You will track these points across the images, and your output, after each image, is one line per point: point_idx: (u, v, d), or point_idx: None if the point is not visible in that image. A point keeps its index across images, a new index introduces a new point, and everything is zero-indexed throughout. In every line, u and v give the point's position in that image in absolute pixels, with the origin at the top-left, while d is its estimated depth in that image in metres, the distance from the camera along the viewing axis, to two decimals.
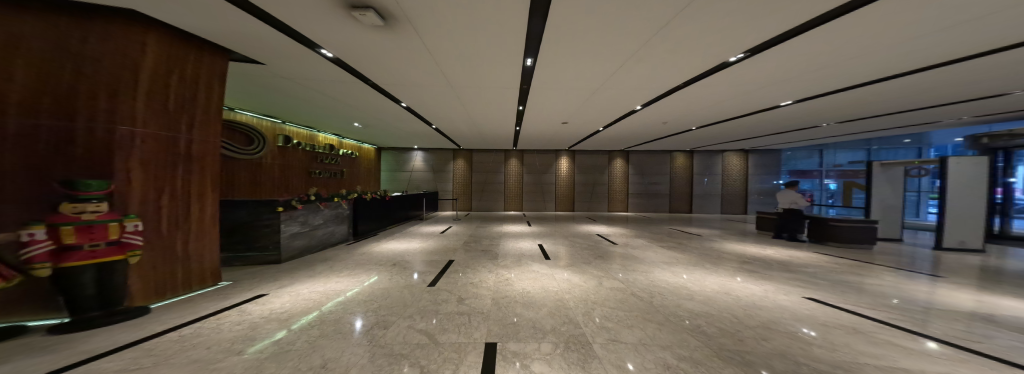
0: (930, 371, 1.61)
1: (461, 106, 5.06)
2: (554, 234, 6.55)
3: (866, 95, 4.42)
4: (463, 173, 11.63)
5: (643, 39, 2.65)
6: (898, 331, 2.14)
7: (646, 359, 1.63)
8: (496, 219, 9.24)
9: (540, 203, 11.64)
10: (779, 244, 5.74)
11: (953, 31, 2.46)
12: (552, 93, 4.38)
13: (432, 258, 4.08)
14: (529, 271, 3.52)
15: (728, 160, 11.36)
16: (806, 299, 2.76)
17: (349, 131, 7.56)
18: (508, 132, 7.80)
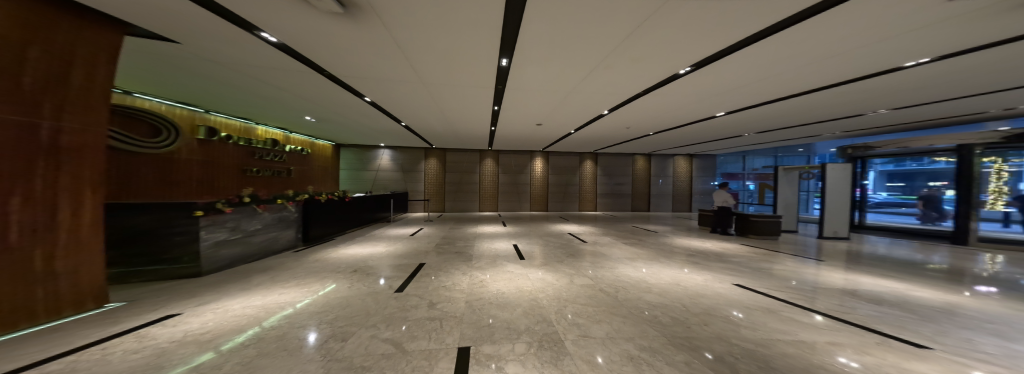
0: (821, 341, 1.93)
1: (434, 104, 4.93)
2: (528, 233, 6.62)
3: (786, 110, 5.13)
4: (435, 172, 11.28)
5: (608, 47, 2.81)
6: (796, 308, 2.52)
7: (612, 352, 1.71)
8: (467, 220, 9.10)
9: (514, 204, 11.72)
10: (714, 237, 6.43)
11: (845, 56, 2.97)
12: (525, 94, 4.44)
13: (401, 262, 3.89)
14: (503, 272, 3.52)
15: (684, 163, 12.44)
16: (735, 286, 3.11)
17: (300, 125, 6.93)
18: (482, 132, 7.73)
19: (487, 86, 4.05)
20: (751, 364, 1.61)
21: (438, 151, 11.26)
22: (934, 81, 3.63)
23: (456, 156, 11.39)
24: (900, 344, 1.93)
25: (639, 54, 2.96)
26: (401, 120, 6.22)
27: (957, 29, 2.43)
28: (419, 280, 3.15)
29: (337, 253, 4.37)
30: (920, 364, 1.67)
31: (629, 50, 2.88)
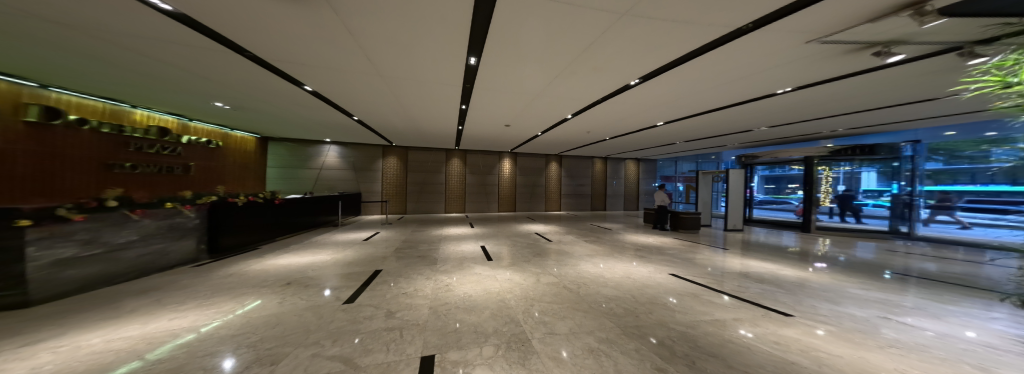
0: (731, 317, 2.30)
1: (394, 99, 4.64)
2: (495, 234, 6.61)
3: (708, 122, 5.96)
4: (396, 172, 10.61)
5: (571, 55, 2.95)
6: (710, 291, 2.95)
7: (575, 346, 1.79)
8: (429, 221, 8.73)
9: (481, 205, 11.60)
10: (656, 233, 7.18)
11: (752, 79, 3.57)
12: (492, 95, 4.44)
13: (354, 270, 3.56)
14: (471, 274, 3.46)
15: (636, 167, 13.67)
16: (670, 275, 3.50)
17: (212, 113, 5.88)
18: (449, 131, 7.50)
19: (453, 84, 3.96)
20: (686, 346, 1.82)
21: (398, 149, 10.61)
22: (803, 104, 4.54)
23: (418, 155, 10.85)
24: (785, 316, 2.35)
25: (596, 64, 3.17)
26: (353, 114, 5.72)
27: (823, 65, 3.10)
28: (373, 288, 2.91)
29: (262, 264, 3.79)
30: (799, 332, 2.07)
31: (587, 59, 3.05)
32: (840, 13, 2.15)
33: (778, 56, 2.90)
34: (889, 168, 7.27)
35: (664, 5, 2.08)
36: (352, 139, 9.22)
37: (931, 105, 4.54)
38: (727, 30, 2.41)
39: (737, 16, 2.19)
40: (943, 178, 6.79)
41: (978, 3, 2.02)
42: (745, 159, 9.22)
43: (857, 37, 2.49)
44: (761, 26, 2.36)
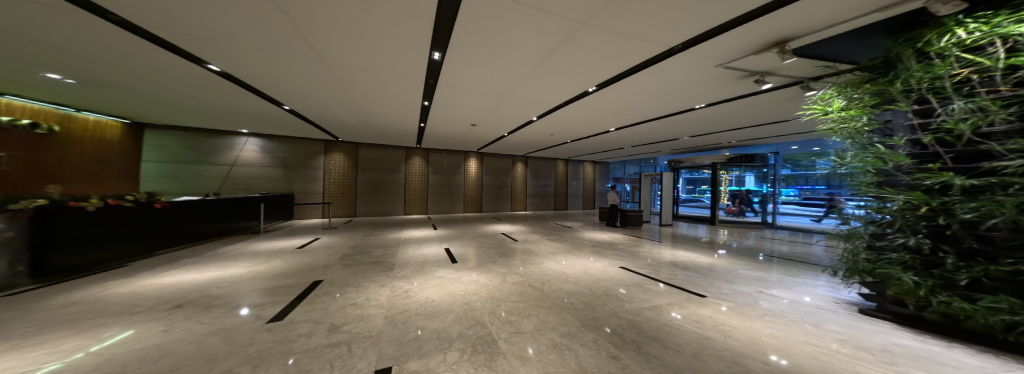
0: (665, 302, 2.65)
1: (342, 90, 4.18)
2: (461, 236, 6.40)
3: (648, 130, 6.70)
4: (344, 170, 9.57)
5: (537, 59, 3.04)
6: (649, 280, 3.33)
7: (540, 343, 1.84)
8: (383, 224, 8.06)
9: (442, 206, 11.16)
10: (607, 229, 7.83)
11: (680, 95, 4.14)
12: (455, 93, 4.31)
13: (282, 283, 3.07)
14: (433, 278, 3.29)
15: (592, 169, 14.67)
16: (620, 268, 3.85)
17: (58, 88, 4.46)
18: (411, 128, 7.04)
19: (414, 79, 3.74)
20: (634, 332, 2.02)
21: (346, 145, 9.58)
22: (714, 118, 5.41)
23: (368, 152, 9.92)
24: (703, 297, 2.78)
25: (560, 69, 3.32)
26: (284, 103, 4.98)
27: (733, 87, 3.76)
28: (309, 302, 2.55)
29: (152, 284, 3.03)
30: (711, 310, 2.46)
31: (553, 64, 3.18)
32: (741, 44, 2.65)
33: (700, 75, 3.41)
34: (761, 172, 9.23)
35: (619, 19, 2.28)
36: (284, 132, 7.99)
37: (795, 124, 5.82)
38: (662, 49, 2.77)
39: (669, 36, 2.53)
40: (793, 180, 8.85)
41: (819, 47, 2.71)
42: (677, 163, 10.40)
43: (752, 66, 3.11)
44: (688, 49, 2.76)
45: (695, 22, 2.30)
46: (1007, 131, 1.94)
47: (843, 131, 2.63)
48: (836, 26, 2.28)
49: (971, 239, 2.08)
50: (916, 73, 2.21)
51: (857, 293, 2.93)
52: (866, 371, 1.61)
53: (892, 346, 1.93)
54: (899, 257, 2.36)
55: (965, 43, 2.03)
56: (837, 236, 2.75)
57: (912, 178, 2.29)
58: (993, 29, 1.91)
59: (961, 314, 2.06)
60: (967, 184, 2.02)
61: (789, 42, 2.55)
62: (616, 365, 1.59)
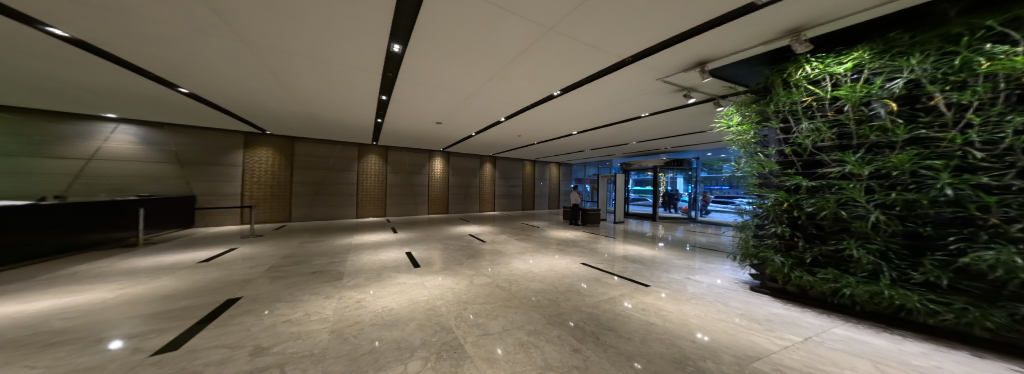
0: (619, 293, 2.91)
1: (270, 76, 3.57)
2: (425, 238, 6.04)
3: (602, 134, 7.28)
4: (274, 168, 8.23)
5: (504, 59, 3.05)
6: (604, 274, 3.62)
7: (508, 343, 1.84)
8: (326, 229, 7.12)
9: (399, 208, 10.39)
10: (567, 227, 8.24)
11: (627, 103, 4.61)
12: (416, 89, 4.07)
13: (177, 306, 2.46)
14: (392, 285, 3.05)
15: (557, 170, 15.21)
16: (581, 264, 4.09)
17: None
18: (366, 124, 6.40)
19: (369, 71, 3.41)
20: (593, 324, 2.16)
21: (278, 140, 8.24)
22: (655, 126, 6.12)
23: (306, 148, 8.68)
24: (646, 287, 3.13)
25: (527, 71, 3.38)
26: (179, 85, 4.05)
27: (668, 100, 4.33)
28: (220, 324, 2.09)
29: None
30: (653, 297, 2.80)
31: (519, 66, 3.24)
32: (675, 62, 3.08)
33: (645, 87, 3.85)
34: (689, 174, 10.76)
35: (580, 29, 2.43)
36: (184, 121, 6.47)
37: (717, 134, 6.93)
38: (615, 60, 3.05)
39: (621, 48, 2.79)
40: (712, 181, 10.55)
41: (728, 69, 3.31)
42: (627, 166, 11.45)
43: (683, 82, 3.65)
44: (637, 62, 3.09)
45: (643, 38, 2.58)
46: (831, 146, 2.64)
47: (739, 142, 3.32)
48: (737, 54, 2.83)
49: (811, 226, 2.76)
50: (781, 98, 2.88)
51: (748, 273, 3.65)
52: (756, 338, 2.01)
53: (772, 315, 2.45)
54: (772, 241, 3.00)
55: (809, 77, 2.73)
56: (739, 226, 3.37)
57: (779, 181, 2.92)
58: (826, 67, 2.62)
59: (808, 285, 2.71)
60: (808, 184, 2.71)
61: (706, 63, 3.07)
62: (579, 357, 1.68)
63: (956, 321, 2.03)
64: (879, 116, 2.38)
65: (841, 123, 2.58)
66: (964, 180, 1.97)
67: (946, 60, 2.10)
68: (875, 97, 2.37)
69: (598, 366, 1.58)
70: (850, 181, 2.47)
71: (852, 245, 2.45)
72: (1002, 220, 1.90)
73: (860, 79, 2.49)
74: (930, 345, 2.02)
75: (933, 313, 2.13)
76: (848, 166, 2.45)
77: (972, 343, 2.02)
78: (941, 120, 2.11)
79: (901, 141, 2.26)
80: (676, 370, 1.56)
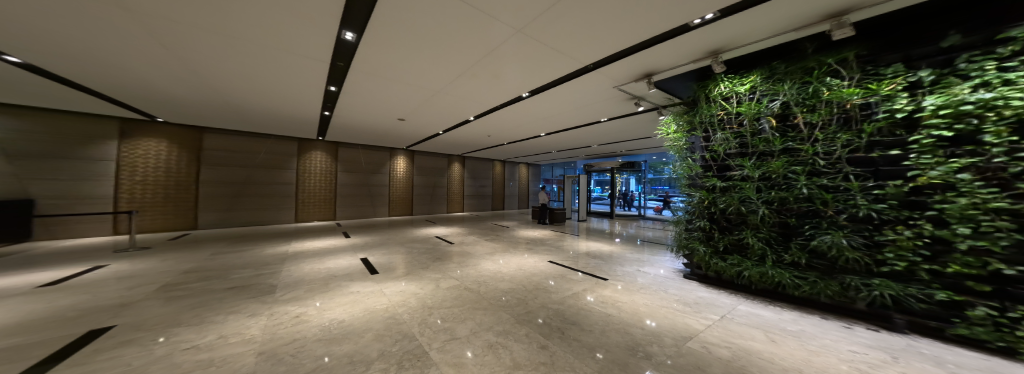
0: (583, 288, 3.08)
1: (167, 51, 2.87)
2: (384, 242, 5.53)
3: (565, 136, 7.62)
4: (174, 165, 6.65)
5: (474, 58, 3.01)
6: (567, 270, 3.80)
7: (476, 345, 1.80)
8: (248, 237, 5.98)
9: (349, 210, 9.33)
10: (534, 227, 8.38)
11: (586, 108, 4.93)
12: (371, 82, 3.73)
13: (7, 345, 1.81)
14: (343, 295, 2.72)
15: (527, 170, 15.28)
16: (547, 262, 4.22)
17: None
18: (307, 116, 5.61)
19: (312, 57, 2.99)
20: (559, 320, 2.23)
21: (179, 130, 6.69)
22: (612, 130, 6.63)
23: (220, 141, 7.20)
24: (605, 280, 3.37)
25: (496, 71, 3.36)
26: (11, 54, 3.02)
27: (621, 106, 4.76)
28: (81, 360, 1.59)
29: None
30: (611, 290, 3.03)
31: (486, 66, 3.22)
32: (626, 73, 3.42)
33: (604, 93, 4.16)
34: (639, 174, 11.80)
35: (546, 34, 2.52)
36: (27, 100, 4.83)
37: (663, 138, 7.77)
38: (577, 66, 3.24)
39: (583, 55, 2.96)
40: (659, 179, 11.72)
41: (669, 82, 3.79)
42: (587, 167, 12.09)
43: (634, 92, 4.07)
44: (597, 69, 3.32)
45: (602, 47, 2.78)
46: (735, 153, 3.22)
47: (674, 148, 3.82)
48: (675, 68, 3.27)
49: (723, 220, 3.31)
50: (703, 111, 3.41)
51: (682, 263, 4.21)
52: (688, 320, 2.32)
53: (699, 299, 2.86)
54: (697, 234, 3.50)
55: (722, 94, 3.28)
56: (673, 221, 3.82)
57: (702, 182, 3.44)
58: (733, 87, 3.18)
59: (722, 270, 3.25)
60: (720, 184, 3.26)
61: (652, 75, 3.46)
62: (545, 353, 1.72)
63: (810, 291, 2.65)
64: (764, 130, 3.00)
65: (741, 135, 3.16)
66: (814, 182, 2.63)
67: (806, 88, 2.75)
68: (763, 114, 2.96)
69: (564, 361, 1.64)
70: (747, 182, 3.05)
71: (749, 234, 3.03)
72: (835, 211, 2.59)
73: (754, 99, 3.09)
74: (796, 313, 2.60)
75: (797, 286, 2.74)
76: (745, 170, 3.03)
77: (818, 307, 2.67)
78: (801, 135, 2.77)
79: (778, 151, 2.89)
80: (630, 356, 1.71)
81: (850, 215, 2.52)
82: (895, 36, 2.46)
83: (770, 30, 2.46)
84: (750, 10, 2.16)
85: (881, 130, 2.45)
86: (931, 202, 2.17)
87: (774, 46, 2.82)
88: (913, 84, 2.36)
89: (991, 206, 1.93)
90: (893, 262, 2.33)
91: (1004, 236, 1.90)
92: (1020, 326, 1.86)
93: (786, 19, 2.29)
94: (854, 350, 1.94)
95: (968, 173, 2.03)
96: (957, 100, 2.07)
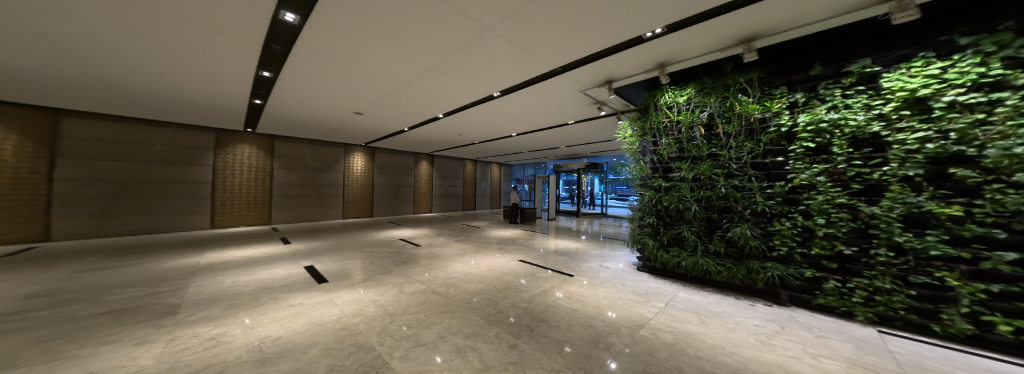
0: (553, 285, 3.17)
1: (7, 10, 2.18)
2: (336, 247, 4.98)
3: (533, 137, 7.75)
4: (19, 158, 5.04)
5: (442, 53, 2.89)
6: (537, 268, 3.89)
7: (444, 350, 1.73)
8: (140, 248, 4.83)
9: (288, 213, 8.19)
10: (504, 227, 8.35)
11: (552, 110, 5.08)
12: (320, 71, 3.33)
13: None
14: (282, 308, 2.38)
15: (499, 170, 15.14)
16: (519, 261, 4.25)
17: None
18: (229, 104, 4.77)
19: (238, 36, 2.55)
20: (529, 318, 2.26)
21: (21, 112, 5.00)
22: (579, 132, 6.93)
23: (91, 128, 5.59)
24: (571, 276, 3.52)
25: (466, 68, 3.27)
26: None
27: (585, 110, 5.01)
28: None
29: None
30: (577, 286, 3.18)
31: (455, 62, 3.11)
32: (590, 78, 3.63)
33: (571, 97, 4.35)
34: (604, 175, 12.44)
35: (515, 34, 2.53)
36: None
37: None
38: (547, 69, 3.33)
39: (552, 58, 3.04)
40: None
41: (627, 90, 4.11)
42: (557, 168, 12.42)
43: (597, 96, 4.33)
44: (565, 73, 3.45)
45: (564, 52, 2.90)
46: (675, 157, 3.62)
47: (630, 151, 4.16)
48: (631, 77, 3.56)
49: (666, 216, 3.71)
50: (652, 118, 3.79)
51: (636, 258, 4.58)
52: (641, 309, 2.55)
53: (648, 289, 3.17)
54: (647, 230, 3.86)
55: (666, 103, 3.68)
56: (629, 218, 4.15)
57: (651, 182, 3.82)
58: (674, 97, 3.59)
59: (665, 261, 3.64)
60: (664, 184, 3.64)
61: (612, 81, 3.73)
62: (515, 352, 1.72)
63: (727, 275, 3.13)
64: (696, 137, 3.45)
65: (678, 141, 3.59)
66: (730, 183, 3.13)
67: (725, 102, 3.23)
68: (695, 123, 3.41)
69: (532, 358, 1.66)
70: (683, 183, 3.48)
71: (686, 228, 3.45)
72: (742, 207, 3.10)
73: (689, 109, 3.52)
74: (718, 295, 3.05)
75: (718, 272, 3.21)
76: (682, 172, 3.46)
77: (733, 290, 3.16)
78: (722, 143, 3.26)
79: (706, 155, 3.36)
80: (593, 348, 1.80)
81: (754, 210, 3.03)
82: (787, 60, 2.98)
83: (706, 50, 2.84)
84: (691, 28, 2.45)
85: (772, 140, 2.99)
86: (802, 199, 2.74)
87: (702, 63, 3.28)
88: (792, 103, 2.92)
89: (836, 201, 2.55)
90: (780, 247, 2.86)
91: (844, 225, 2.52)
92: (854, 293, 2.48)
93: (718, 40, 2.66)
94: (757, 324, 2.35)
95: (824, 176, 2.63)
96: (817, 119, 2.68)
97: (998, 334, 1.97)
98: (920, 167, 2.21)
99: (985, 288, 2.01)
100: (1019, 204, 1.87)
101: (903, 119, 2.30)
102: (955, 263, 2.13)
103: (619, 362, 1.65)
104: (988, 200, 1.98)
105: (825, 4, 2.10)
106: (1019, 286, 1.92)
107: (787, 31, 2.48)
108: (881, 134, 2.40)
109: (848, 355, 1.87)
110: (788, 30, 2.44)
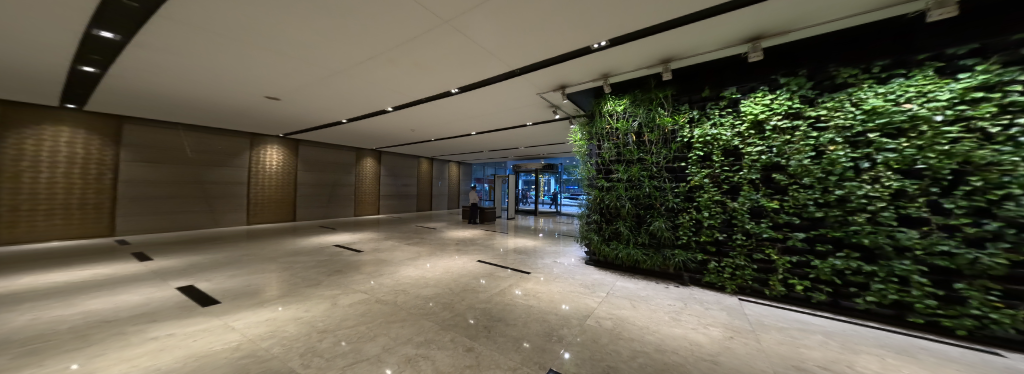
0: (511, 284, 3.20)
1: None
2: (242, 260, 4.14)
3: (491, 136, 7.71)
4: None
5: (386, 41, 2.67)
6: (496, 267, 3.90)
7: (394, 361, 1.61)
8: None
9: (148, 220, 6.33)
10: (461, 227, 8.11)
11: (507, 111, 5.14)
12: (221, 43, 2.73)
13: None
14: (139, 344, 1.88)
15: (456, 170, 14.65)
16: (477, 261, 4.20)
17: None
18: (58, 70, 3.52)
19: None
20: (487, 319, 2.24)
21: None
22: (536, 133, 7.13)
23: None
24: (527, 274, 3.62)
25: (416, 60, 3.07)
26: None
27: (540, 112, 5.20)
28: None
29: None
30: (533, 282, 3.29)
31: (403, 52, 2.89)
32: (541, 83, 3.80)
33: (524, 99, 4.46)
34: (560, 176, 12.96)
35: (454, 28, 2.45)
36: None
37: None
38: (496, 69, 3.34)
39: (508, 59, 3.07)
40: None
41: (580, 96, 4.40)
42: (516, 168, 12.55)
43: (552, 100, 4.53)
44: (520, 75, 3.53)
45: (506, 52, 2.92)
46: (612, 160, 4.04)
47: (581, 154, 4.48)
48: (581, 84, 3.83)
49: (607, 213, 4.09)
50: (597, 124, 4.15)
51: (582, 254, 4.88)
52: (588, 300, 2.77)
53: (594, 280, 3.46)
54: (592, 226, 4.22)
55: (608, 111, 4.07)
56: (580, 215, 4.47)
57: (594, 182, 4.21)
58: (614, 106, 3.99)
59: (606, 254, 4.04)
60: (605, 184, 4.02)
61: (565, 87, 3.96)
62: (471, 355, 1.69)
63: (648, 263, 3.62)
64: (628, 143, 3.89)
65: (615, 145, 4.01)
66: (651, 183, 3.62)
67: (650, 114, 3.73)
68: (629, 131, 3.85)
69: (489, 359, 1.66)
70: (618, 183, 3.91)
71: (621, 222, 3.87)
72: (658, 203, 3.63)
73: (624, 118, 3.95)
74: (643, 281, 3.52)
75: (642, 260, 3.69)
76: (619, 173, 3.90)
77: (652, 275, 3.67)
78: (647, 149, 3.72)
79: (633, 159, 3.83)
80: (547, 342, 1.89)
81: (669, 206, 3.56)
82: (688, 81, 3.58)
83: (635, 65, 3.24)
84: (625, 45, 2.76)
85: (680, 148, 3.56)
86: (695, 196, 3.33)
87: (633, 78, 3.72)
88: (691, 118, 3.53)
89: (714, 198, 3.17)
90: (682, 237, 3.42)
91: (718, 216, 3.16)
92: (725, 269, 3.12)
93: (643, 58, 3.05)
94: (670, 303, 2.78)
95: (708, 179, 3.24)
96: (704, 132, 3.30)
97: (797, 292, 2.75)
98: (756, 172, 2.91)
99: (790, 259, 2.75)
100: (807, 200, 2.63)
101: (750, 136, 2.99)
102: (775, 242, 2.85)
103: (571, 352, 1.76)
104: (792, 196, 2.72)
105: (710, 37, 2.57)
106: (806, 257, 2.68)
107: (693, 56, 2.96)
108: (738, 148, 3.06)
109: (725, 321, 2.35)
110: (692, 55, 2.94)
